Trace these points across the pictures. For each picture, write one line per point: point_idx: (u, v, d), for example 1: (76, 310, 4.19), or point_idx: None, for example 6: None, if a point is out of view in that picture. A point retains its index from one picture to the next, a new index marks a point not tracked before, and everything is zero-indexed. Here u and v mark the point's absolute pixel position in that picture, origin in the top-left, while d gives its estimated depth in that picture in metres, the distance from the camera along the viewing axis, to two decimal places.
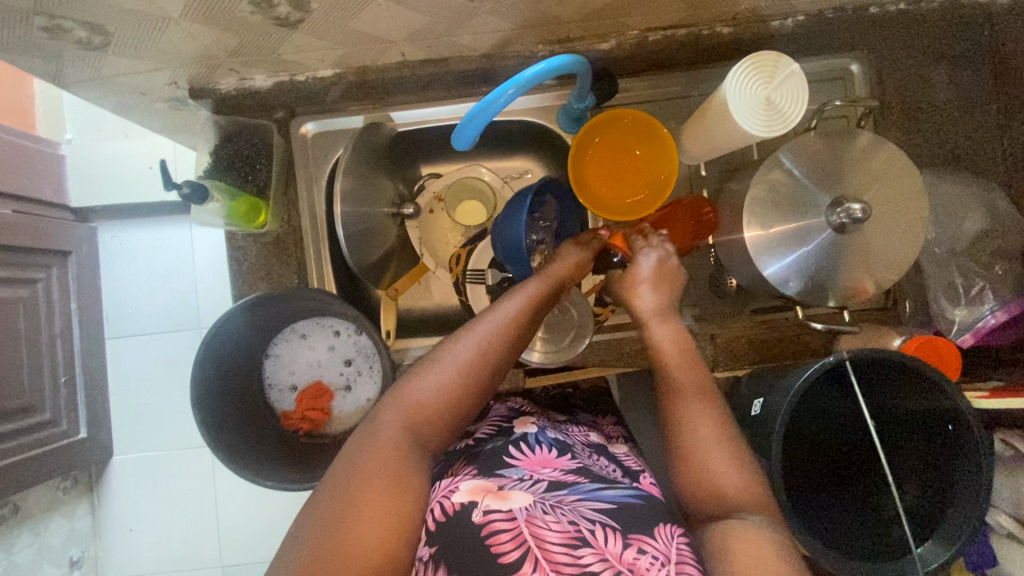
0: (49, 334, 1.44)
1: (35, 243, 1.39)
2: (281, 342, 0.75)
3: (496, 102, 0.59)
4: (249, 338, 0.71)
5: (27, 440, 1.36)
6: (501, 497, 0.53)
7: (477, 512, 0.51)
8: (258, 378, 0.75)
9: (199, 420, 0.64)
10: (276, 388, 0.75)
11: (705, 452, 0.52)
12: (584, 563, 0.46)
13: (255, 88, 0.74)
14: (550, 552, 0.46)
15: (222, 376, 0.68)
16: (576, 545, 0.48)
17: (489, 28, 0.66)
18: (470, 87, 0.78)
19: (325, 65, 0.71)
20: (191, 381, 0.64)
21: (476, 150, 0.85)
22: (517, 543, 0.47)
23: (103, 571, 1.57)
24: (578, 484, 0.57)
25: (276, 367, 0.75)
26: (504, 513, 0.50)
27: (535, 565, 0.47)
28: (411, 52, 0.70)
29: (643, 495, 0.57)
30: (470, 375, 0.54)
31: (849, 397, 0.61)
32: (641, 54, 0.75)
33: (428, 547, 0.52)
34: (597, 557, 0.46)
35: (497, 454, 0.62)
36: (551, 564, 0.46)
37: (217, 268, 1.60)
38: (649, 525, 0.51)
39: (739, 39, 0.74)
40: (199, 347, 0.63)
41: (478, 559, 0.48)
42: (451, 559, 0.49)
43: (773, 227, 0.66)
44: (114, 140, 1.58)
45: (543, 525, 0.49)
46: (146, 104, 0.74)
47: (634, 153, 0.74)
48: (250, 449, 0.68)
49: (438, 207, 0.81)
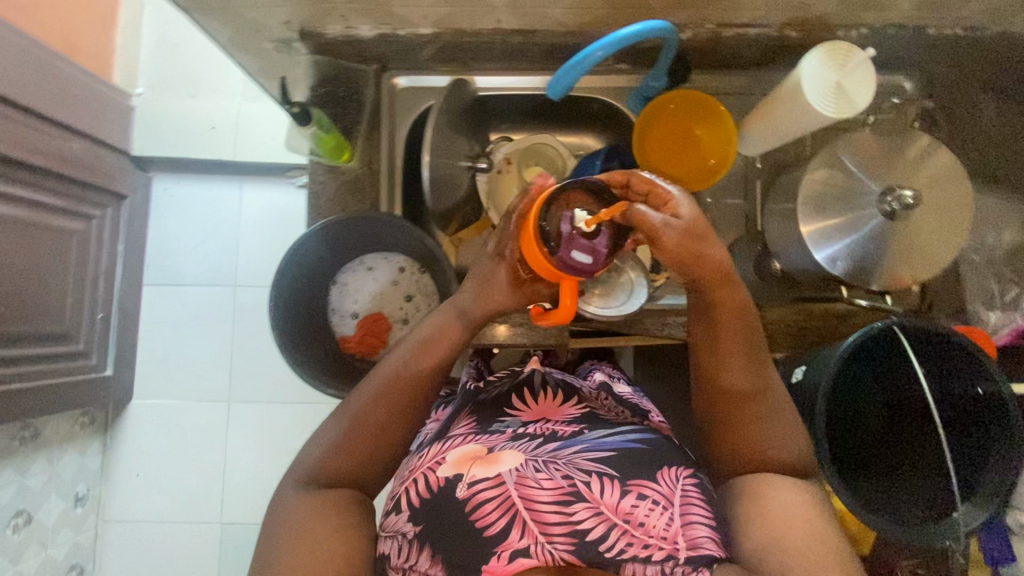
0: (96, 269, 1.48)
1: (95, 181, 1.44)
2: (349, 272, 0.81)
3: (586, 60, 0.66)
4: (324, 261, 0.77)
5: (58, 367, 1.39)
6: (488, 465, 0.57)
7: (462, 486, 0.56)
8: (324, 302, 0.80)
9: (275, 324, 0.69)
10: (339, 313, 0.81)
11: (743, 420, 0.59)
12: (575, 520, 0.53)
13: (358, 37, 0.78)
14: (540, 514, 0.53)
15: (297, 289, 0.74)
16: (569, 503, 0.54)
17: (584, 5, 0.71)
18: (551, 61, 0.84)
19: (427, 25, 0.77)
20: (274, 287, 0.70)
21: (544, 123, 0.91)
22: (503, 512, 0.54)
23: (105, 510, 1.58)
24: (577, 436, 0.62)
25: (341, 295, 0.81)
26: (489, 482, 0.56)
27: (524, 532, 0.53)
28: (506, 20, 0.76)
29: (649, 437, 0.63)
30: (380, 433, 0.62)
31: (883, 378, 0.66)
32: (714, 48, 0.81)
33: (412, 524, 0.57)
34: (590, 511, 0.53)
35: (500, 406, 0.71)
36: (541, 526, 0.53)
37: (260, 229, 1.66)
38: (651, 469, 0.58)
39: (806, 44, 0.80)
40: (286, 256, 0.69)
41: (466, 528, 0.54)
42: (440, 530, 0.55)
43: (826, 218, 0.71)
44: (180, 98, 1.65)
45: (535, 487, 0.55)
46: (253, 44, 0.78)
47: (694, 131, 0.80)
48: (314, 363, 0.73)
49: (507, 168, 0.86)
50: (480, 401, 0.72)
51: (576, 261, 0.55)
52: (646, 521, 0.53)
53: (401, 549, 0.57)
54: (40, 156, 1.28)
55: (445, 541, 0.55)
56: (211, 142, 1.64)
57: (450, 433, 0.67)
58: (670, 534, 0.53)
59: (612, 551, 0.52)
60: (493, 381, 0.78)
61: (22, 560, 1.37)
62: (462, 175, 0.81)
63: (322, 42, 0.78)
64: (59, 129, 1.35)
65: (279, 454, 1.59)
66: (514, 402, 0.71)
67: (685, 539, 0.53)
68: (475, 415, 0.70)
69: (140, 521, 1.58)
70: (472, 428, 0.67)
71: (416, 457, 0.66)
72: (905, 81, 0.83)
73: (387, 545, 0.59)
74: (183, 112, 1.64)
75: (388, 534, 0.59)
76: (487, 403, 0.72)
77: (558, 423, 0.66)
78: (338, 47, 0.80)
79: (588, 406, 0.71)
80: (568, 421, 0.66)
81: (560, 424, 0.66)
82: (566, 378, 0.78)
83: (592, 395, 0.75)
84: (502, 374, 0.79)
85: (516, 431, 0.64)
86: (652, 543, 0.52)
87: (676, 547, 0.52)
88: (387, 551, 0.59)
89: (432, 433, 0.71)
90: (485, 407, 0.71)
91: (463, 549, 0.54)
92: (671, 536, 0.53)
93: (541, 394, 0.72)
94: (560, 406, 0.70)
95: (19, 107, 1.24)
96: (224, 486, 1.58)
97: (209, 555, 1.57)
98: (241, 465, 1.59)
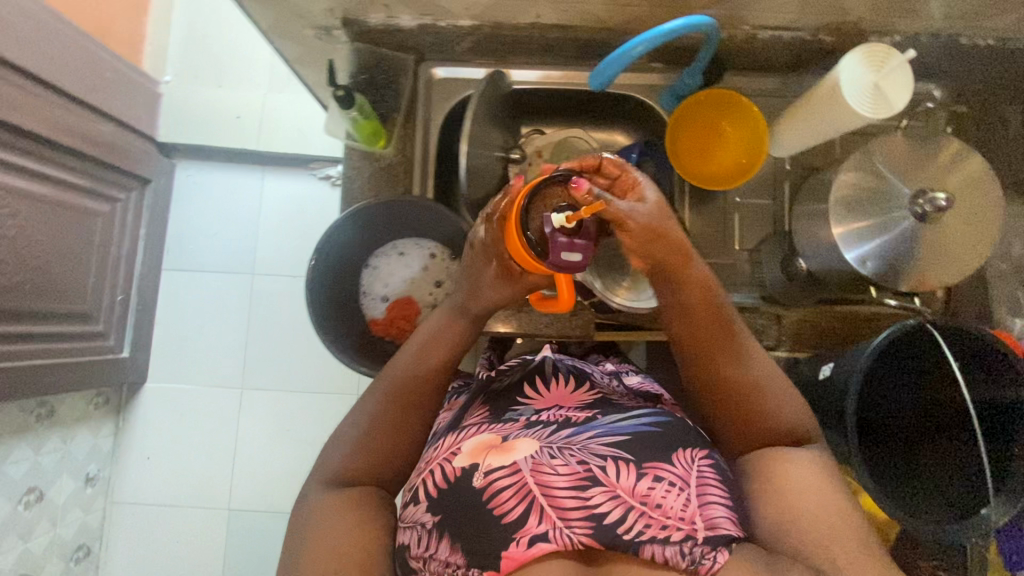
0: (118, 251, 1.50)
1: (121, 164, 1.46)
2: (381, 257, 0.82)
3: (627, 56, 0.68)
4: (359, 243, 0.79)
5: (77, 346, 1.40)
6: (502, 455, 0.56)
7: (478, 475, 0.55)
8: (355, 285, 0.82)
9: (310, 302, 0.71)
10: (369, 297, 0.82)
11: (749, 409, 0.60)
12: (593, 504, 0.51)
13: (399, 27, 0.80)
14: (557, 501, 0.51)
15: (332, 269, 0.76)
16: (585, 487, 0.52)
17: (625, 2, 0.73)
18: (586, 58, 0.86)
19: (467, 16, 0.78)
20: (311, 266, 0.72)
21: (576, 119, 0.92)
22: (520, 497, 0.52)
23: (114, 492, 1.59)
24: (590, 421, 0.61)
25: (372, 278, 0.82)
26: (505, 469, 0.54)
27: (542, 517, 0.51)
28: (546, 15, 0.77)
29: (662, 421, 0.62)
30: (389, 437, 0.64)
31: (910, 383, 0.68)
32: (748, 49, 0.83)
33: (430, 514, 0.55)
34: (607, 495, 0.52)
35: (513, 395, 0.71)
36: (558, 512, 0.51)
37: (279, 219, 1.67)
38: (666, 451, 0.57)
39: (839, 49, 0.81)
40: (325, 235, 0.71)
41: (483, 515, 0.53)
42: (455, 522, 0.53)
43: (856, 220, 0.71)
44: (207, 88, 1.68)
45: (550, 473, 0.53)
46: (295, 30, 0.80)
47: (724, 128, 0.80)
48: (344, 343, 0.74)
49: (538, 161, 0.87)
50: (493, 394, 0.74)
51: (565, 261, 0.57)
52: (664, 503, 0.52)
53: (420, 539, 0.55)
54: (71, 136, 1.30)
55: (463, 528, 0.53)
56: (237, 131, 1.67)
57: (464, 425, 0.67)
58: (688, 514, 0.52)
59: (630, 534, 0.50)
60: (506, 368, 0.79)
61: (31, 537, 1.38)
62: (494, 165, 0.82)
63: (363, 31, 0.80)
64: (89, 112, 1.37)
65: (289, 442, 1.59)
66: (528, 392, 0.72)
67: (703, 520, 0.51)
68: (489, 407, 0.70)
69: (149, 504, 1.59)
70: (485, 419, 0.67)
71: (432, 449, 0.65)
72: (934, 89, 0.84)
73: (405, 536, 0.57)
74: (210, 101, 1.67)
75: (406, 526, 0.58)
76: (500, 395, 0.73)
77: (571, 410, 0.65)
78: (378, 37, 0.81)
79: (600, 393, 0.72)
80: (580, 408, 0.66)
81: (573, 411, 0.65)
82: (579, 365, 0.78)
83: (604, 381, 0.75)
84: (514, 363, 0.81)
85: (529, 420, 0.64)
86: (670, 524, 0.50)
87: (694, 527, 0.51)
88: (406, 541, 0.57)
89: (446, 425, 0.71)
90: (498, 398, 0.72)
91: (481, 537, 0.52)
92: (689, 517, 0.51)
93: (552, 381, 0.73)
94: (573, 394, 0.71)
95: (53, 88, 1.26)
96: (233, 473, 1.59)
97: (216, 541, 1.57)
98: (251, 452, 1.60)
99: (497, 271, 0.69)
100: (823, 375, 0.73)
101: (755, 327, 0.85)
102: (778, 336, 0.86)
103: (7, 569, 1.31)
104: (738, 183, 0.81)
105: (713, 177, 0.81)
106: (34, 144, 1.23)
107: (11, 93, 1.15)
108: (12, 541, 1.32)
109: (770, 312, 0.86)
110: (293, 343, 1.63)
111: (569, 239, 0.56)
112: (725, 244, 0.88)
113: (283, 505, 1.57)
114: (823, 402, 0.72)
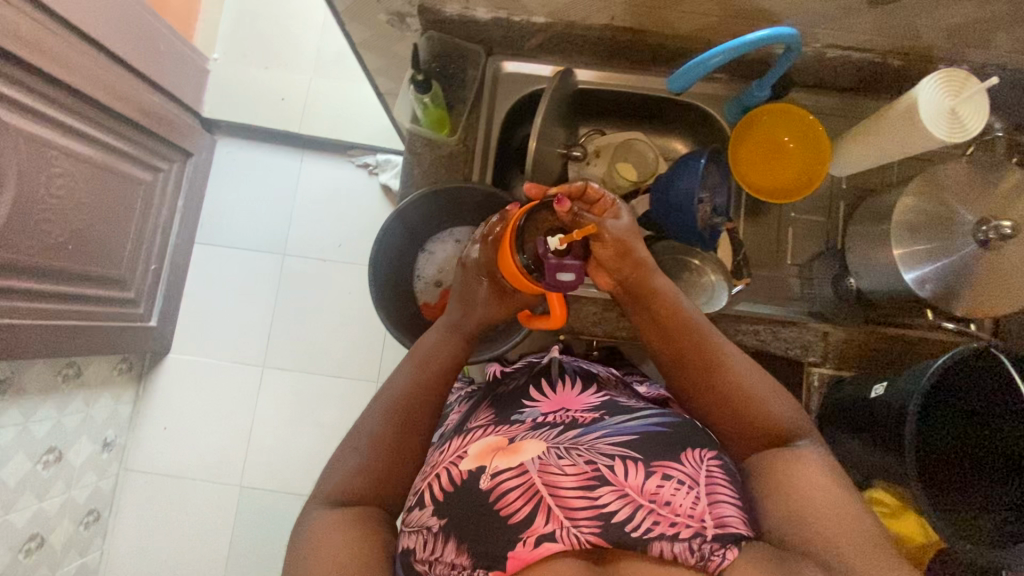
0: (155, 221, 1.51)
1: (167, 135, 1.48)
2: (437, 243, 0.88)
3: (703, 67, 0.69)
4: (420, 226, 0.84)
5: (109, 311, 1.41)
6: (509, 457, 0.58)
7: (486, 477, 0.56)
8: (412, 268, 0.88)
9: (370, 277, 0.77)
10: (423, 280, 0.88)
11: (749, 406, 0.61)
12: (601, 503, 0.53)
13: (473, 18, 0.81)
14: (565, 500, 0.53)
15: (394, 249, 0.83)
16: (593, 487, 0.53)
17: (700, 11, 0.74)
18: (651, 64, 0.87)
19: (541, 13, 0.79)
20: (375, 245, 0.78)
21: (634, 123, 0.93)
22: (527, 499, 0.54)
23: (127, 460, 1.60)
24: (597, 422, 0.63)
25: (427, 262, 0.88)
26: (512, 471, 0.56)
27: (549, 517, 0.53)
28: (620, 17, 0.78)
29: (669, 421, 0.62)
30: (383, 452, 0.63)
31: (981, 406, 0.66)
32: (813, 67, 0.83)
33: (437, 517, 0.57)
34: (614, 494, 0.53)
35: (518, 397, 0.72)
36: (565, 511, 0.52)
37: (314, 202, 1.69)
38: (674, 450, 0.58)
39: (904, 73, 0.81)
40: (389, 218, 0.77)
41: (491, 515, 0.54)
42: (462, 525, 0.55)
43: (917, 243, 0.72)
44: (255, 67, 1.70)
45: (558, 473, 0.54)
46: (370, 14, 0.81)
47: (787, 143, 0.81)
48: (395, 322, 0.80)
49: (596, 160, 0.89)
50: (500, 397, 0.74)
51: (560, 281, 0.64)
52: (672, 500, 0.53)
53: (426, 543, 0.56)
54: (122, 103, 1.32)
55: (472, 527, 0.54)
56: (281, 112, 1.69)
57: (471, 427, 0.68)
58: (696, 512, 0.52)
59: (638, 531, 0.51)
60: (512, 373, 0.81)
61: (47, 496, 1.37)
62: (555, 161, 0.83)
63: (438, 19, 0.81)
64: (140, 81, 1.39)
65: (305, 424, 1.60)
66: (533, 394, 0.73)
67: (712, 517, 0.52)
68: (494, 409, 0.71)
69: (162, 475, 1.59)
70: (492, 420, 0.68)
71: (439, 452, 0.66)
72: (996, 120, 0.84)
73: (410, 540, 0.57)
74: (258, 81, 1.69)
75: (411, 530, 0.58)
76: (506, 397, 0.74)
77: (578, 411, 0.67)
78: (453, 26, 0.83)
79: (607, 393, 0.73)
80: (587, 409, 0.67)
81: (580, 412, 0.66)
82: (584, 368, 0.80)
83: (610, 383, 0.77)
84: (521, 366, 0.82)
85: (536, 421, 0.65)
86: (678, 521, 0.51)
87: (703, 524, 0.51)
88: (410, 545, 0.57)
89: (454, 428, 0.73)
90: (505, 399, 0.73)
91: (488, 536, 0.53)
92: (698, 514, 0.52)
93: (559, 383, 0.74)
94: (580, 396, 0.71)
95: (108, 54, 1.28)
96: (248, 451, 1.59)
97: (225, 517, 1.57)
98: (268, 431, 1.60)
99: (490, 288, 0.73)
100: (875, 394, 0.73)
101: (802, 343, 0.85)
102: (824, 353, 0.85)
103: (21, 525, 1.31)
104: (797, 198, 0.82)
105: (773, 191, 0.82)
106: (87, 108, 1.25)
107: (70, 55, 1.17)
108: (29, 500, 1.32)
109: (820, 330, 0.85)
110: (319, 326, 1.64)
111: (561, 260, 0.64)
112: (776, 257, 0.89)
113: (295, 485, 1.57)
114: (872, 419, 0.72)
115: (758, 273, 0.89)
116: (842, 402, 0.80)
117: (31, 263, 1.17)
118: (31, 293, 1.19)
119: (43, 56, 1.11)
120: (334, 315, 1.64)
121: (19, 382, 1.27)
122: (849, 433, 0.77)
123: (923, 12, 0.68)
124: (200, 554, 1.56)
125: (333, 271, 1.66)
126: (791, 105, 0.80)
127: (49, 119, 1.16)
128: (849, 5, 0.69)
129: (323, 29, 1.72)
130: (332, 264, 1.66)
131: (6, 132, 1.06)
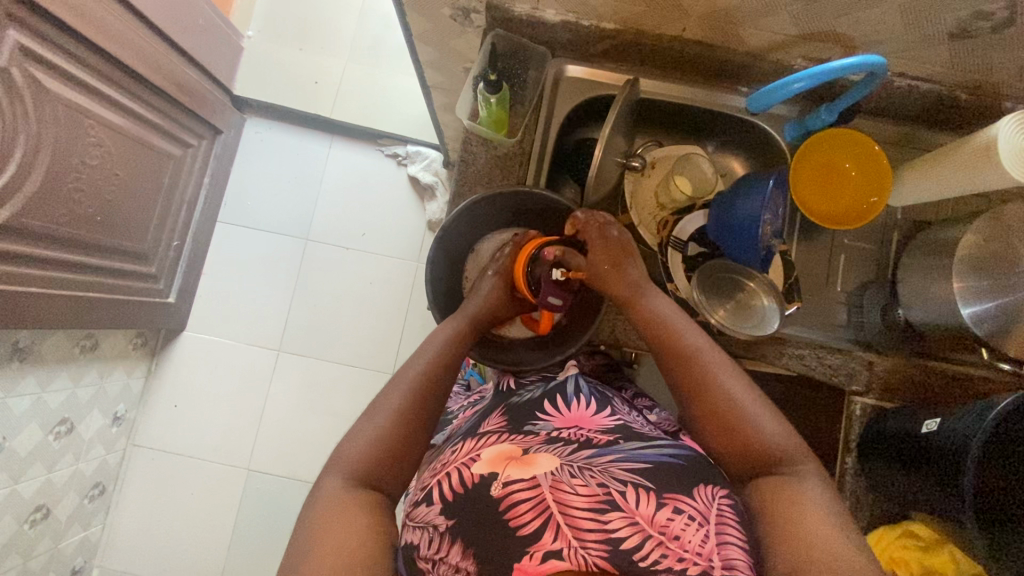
0: (181, 197, 1.50)
1: (198, 109, 1.45)
2: (488, 241, 0.89)
3: (783, 90, 0.70)
4: (474, 224, 0.86)
5: (131, 285, 1.39)
6: (523, 468, 0.55)
7: (496, 485, 0.54)
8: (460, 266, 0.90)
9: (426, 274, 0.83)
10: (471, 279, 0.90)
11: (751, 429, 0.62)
12: (610, 528, 0.50)
13: (541, 20, 0.80)
14: (574, 519, 0.50)
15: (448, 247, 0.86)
16: (604, 510, 0.51)
17: (773, 29, 0.72)
18: (714, 79, 0.87)
19: (612, 19, 0.77)
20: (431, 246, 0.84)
21: (688, 137, 0.93)
22: (537, 513, 0.51)
23: (136, 435, 1.58)
24: (611, 445, 0.62)
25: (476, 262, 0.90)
26: (524, 482, 0.53)
27: (558, 534, 0.50)
28: (692, 30, 0.76)
29: (683, 453, 0.62)
30: (400, 451, 0.64)
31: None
32: (880, 94, 0.83)
33: (444, 517, 0.55)
34: (625, 521, 0.50)
35: (532, 410, 0.71)
36: (574, 530, 0.49)
37: (342, 188, 1.67)
38: (686, 485, 0.56)
39: (970, 108, 0.81)
40: (441, 227, 0.81)
41: (498, 526, 0.51)
42: (466, 532, 0.53)
43: (981, 279, 0.72)
44: (289, 49, 1.68)
45: (570, 491, 0.52)
46: (434, 7, 0.78)
47: (847, 169, 0.80)
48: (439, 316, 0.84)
49: (653, 172, 0.89)
50: (513, 407, 0.73)
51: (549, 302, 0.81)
52: (682, 535, 0.51)
53: (431, 541, 0.55)
54: (158, 74, 1.29)
55: (479, 534, 0.52)
56: (313, 95, 1.67)
57: (483, 432, 0.67)
58: (705, 551, 0.50)
59: (646, 562, 0.48)
60: (527, 382, 0.81)
61: (56, 468, 1.35)
62: (613, 170, 0.82)
63: (506, 17, 0.80)
64: (176, 53, 1.36)
65: (316, 410, 1.58)
66: (547, 408, 0.71)
67: (720, 558, 0.50)
68: (508, 417, 0.71)
69: (170, 453, 1.58)
70: (505, 428, 0.67)
71: (448, 453, 0.65)
72: None
73: (415, 535, 0.57)
74: (293, 64, 1.67)
75: (417, 525, 0.57)
76: (519, 407, 0.73)
77: (592, 431, 0.65)
78: (519, 26, 0.81)
79: (621, 417, 0.71)
80: (602, 430, 0.66)
81: (594, 432, 0.65)
82: (599, 389, 0.79)
83: (621, 405, 0.77)
84: (536, 379, 0.82)
85: (550, 435, 0.64)
86: (686, 557, 0.49)
87: (711, 564, 0.49)
88: (414, 540, 0.56)
89: (464, 431, 0.72)
90: (519, 410, 0.72)
91: (494, 544, 0.51)
92: (706, 553, 0.50)
93: (574, 401, 0.73)
94: (594, 416, 0.70)
95: (148, 23, 1.26)
96: (258, 436, 1.58)
97: (230, 500, 1.55)
98: (278, 417, 1.58)
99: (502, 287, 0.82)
100: (925, 430, 0.74)
101: (847, 370, 0.84)
102: (869, 383, 0.85)
103: (28, 496, 1.28)
104: (854, 225, 0.81)
105: (832, 212, 0.81)
106: (123, 77, 1.23)
107: (112, 22, 1.15)
108: (39, 470, 1.29)
109: (865, 358, 0.86)
110: (337, 314, 1.62)
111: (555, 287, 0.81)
112: (826, 281, 0.88)
113: (303, 473, 1.56)
114: (924, 457, 0.73)
115: (807, 297, 0.88)
116: (889, 434, 0.80)
117: (60, 232, 1.14)
118: (58, 262, 1.17)
119: (84, 21, 1.08)
120: (352, 304, 1.63)
121: (37, 350, 1.25)
122: (893, 465, 0.79)
123: (1004, 48, 0.67)
124: (202, 535, 1.54)
125: (354, 259, 1.64)
126: (858, 132, 0.80)
127: (88, 86, 1.14)
128: (929, 36, 0.68)
129: (360, 16, 1.70)
130: (353, 253, 1.64)
131: (44, 97, 1.04)
